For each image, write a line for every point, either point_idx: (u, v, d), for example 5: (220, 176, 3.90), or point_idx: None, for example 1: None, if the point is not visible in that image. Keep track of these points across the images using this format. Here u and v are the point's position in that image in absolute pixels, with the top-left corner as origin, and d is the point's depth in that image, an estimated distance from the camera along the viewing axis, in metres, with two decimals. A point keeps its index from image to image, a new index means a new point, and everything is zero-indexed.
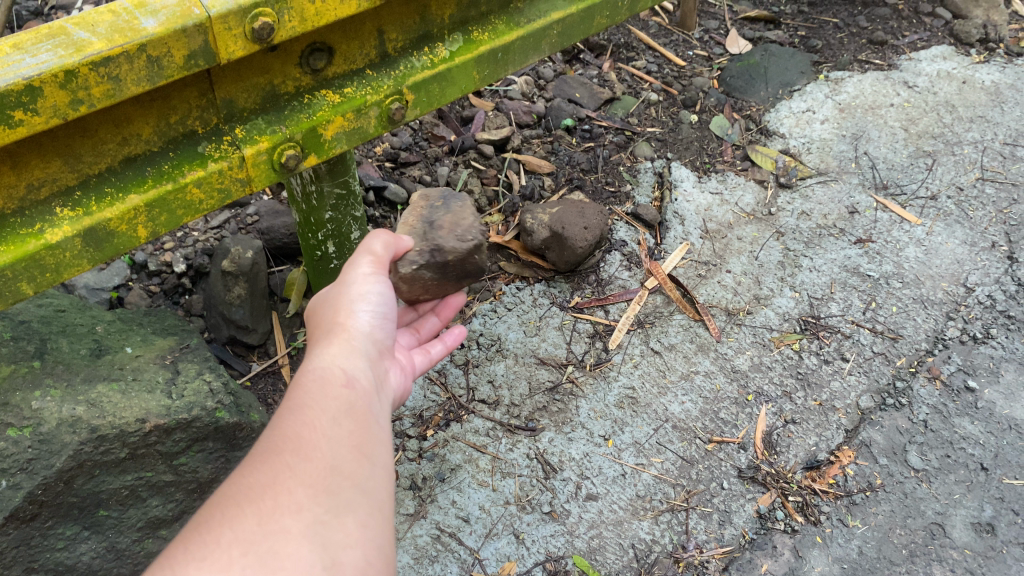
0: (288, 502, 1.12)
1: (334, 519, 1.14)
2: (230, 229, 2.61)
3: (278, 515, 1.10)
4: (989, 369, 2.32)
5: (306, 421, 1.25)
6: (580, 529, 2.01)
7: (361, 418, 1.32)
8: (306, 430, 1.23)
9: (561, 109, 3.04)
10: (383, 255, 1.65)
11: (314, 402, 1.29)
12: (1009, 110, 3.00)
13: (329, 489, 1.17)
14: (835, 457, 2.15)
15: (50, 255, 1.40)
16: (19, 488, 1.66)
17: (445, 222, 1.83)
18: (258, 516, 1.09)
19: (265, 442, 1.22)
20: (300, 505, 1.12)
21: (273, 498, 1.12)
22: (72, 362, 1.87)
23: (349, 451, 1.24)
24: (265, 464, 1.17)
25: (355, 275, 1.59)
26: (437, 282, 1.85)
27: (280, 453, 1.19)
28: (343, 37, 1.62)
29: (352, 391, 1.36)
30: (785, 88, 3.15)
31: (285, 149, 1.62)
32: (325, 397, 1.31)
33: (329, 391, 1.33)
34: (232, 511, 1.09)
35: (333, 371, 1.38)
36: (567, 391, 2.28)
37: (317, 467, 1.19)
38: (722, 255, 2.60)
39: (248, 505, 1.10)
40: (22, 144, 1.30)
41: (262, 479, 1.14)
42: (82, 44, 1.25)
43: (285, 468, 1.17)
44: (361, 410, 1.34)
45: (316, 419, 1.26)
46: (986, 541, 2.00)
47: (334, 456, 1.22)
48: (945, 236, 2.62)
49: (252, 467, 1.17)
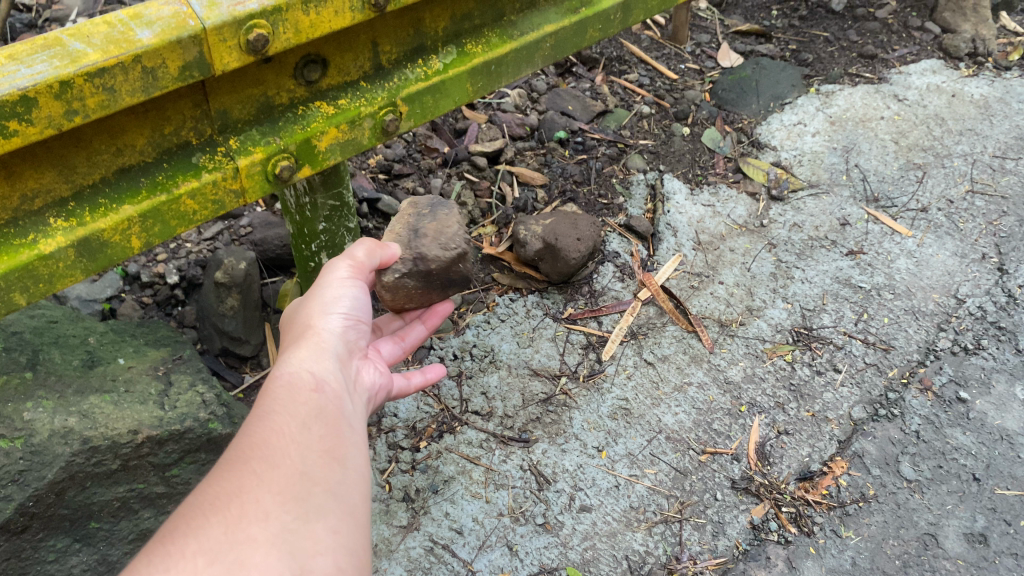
0: (255, 511, 1.12)
1: (303, 526, 1.14)
2: (223, 240, 2.62)
3: (245, 524, 1.10)
4: (980, 381, 2.33)
5: (273, 426, 1.25)
6: (574, 541, 2.01)
7: (333, 422, 1.33)
8: (273, 436, 1.23)
9: (554, 122, 3.06)
10: (362, 262, 1.66)
11: (281, 407, 1.30)
12: (998, 123, 3.03)
13: (298, 496, 1.17)
14: (827, 468, 2.15)
15: (43, 266, 1.41)
16: (10, 500, 1.65)
17: (431, 229, 1.82)
18: (224, 525, 1.09)
19: (231, 450, 1.22)
20: (267, 513, 1.12)
21: (239, 507, 1.12)
22: (64, 374, 1.86)
23: (319, 456, 1.24)
24: (231, 472, 1.17)
25: (331, 280, 1.61)
26: (421, 291, 1.83)
27: (247, 460, 1.19)
28: (337, 49, 1.63)
29: (322, 395, 1.37)
30: (776, 101, 3.18)
31: (279, 161, 1.63)
32: (294, 402, 1.32)
33: (297, 396, 1.34)
34: (198, 522, 1.09)
35: (302, 376, 1.38)
36: (561, 403, 2.28)
37: (285, 474, 1.19)
38: (714, 266, 2.62)
39: (213, 515, 1.10)
40: (17, 154, 1.31)
41: (229, 487, 1.14)
42: (76, 55, 1.26)
43: (252, 475, 1.17)
44: (332, 414, 1.34)
45: (283, 424, 1.27)
46: (979, 551, 2.01)
47: (303, 461, 1.22)
48: (935, 248, 2.64)
49: (219, 476, 1.17)
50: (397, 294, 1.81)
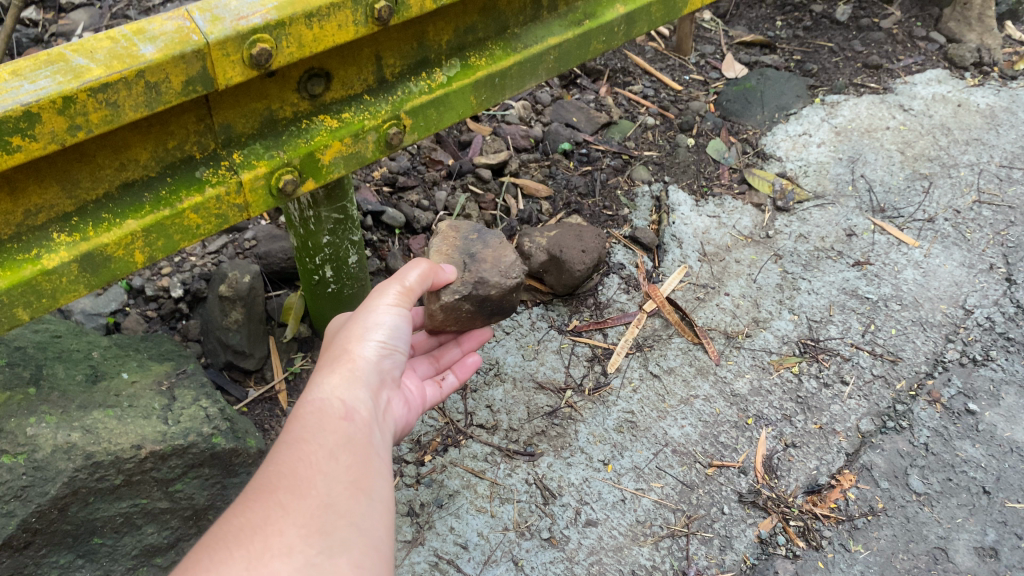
0: (279, 544, 1.19)
1: (327, 560, 1.20)
2: (228, 253, 2.61)
3: (268, 559, 1.17)
4: (989, 393, 2.31)
5: (302, 456, 1.33)
6: (580, 556, 1.99)
7: (360, 453, 1.41)
8: (301, 466, 1.31)
9: (558, 134, 3.07)
10: (412, 287, 1.69)
11: (311, 436, 1.38)
12: (1004, 133, 3.02)
13: (322, 529, 1.24)
14: (835, 480, 2.13)
15: (46, 280, 1.41)
16: (13, 516, 1.65)
17: (487, 256, 1.97)
18: (247, 561, 1.15)
19: (260, 479, 1.29)
20: (291, 548, 1.19)
21: (263, 540, 1.19)
22: (67, 389, 1.85)
23: (345, 487, 1.32)
24: (258, 504, 1.25)
25: (378, 304, 1.66)
26: (465, 315, 1.95)
27: (274, 491, 1.27)
28: (341, 63, 1.63)
29: (350, 425, 1.45)
30: (781, 112, 3.17)
31: (283, 174, 1.63)
32: (323, 431, 1.40)
33: (327, 424, 1.42)
34: (221, 556, 1.16)
35: (332, 403, 1.47)
36: (566, 416, 2.26)
37: (310, 506, 1.26)
38: (720, 278, 2.60)
39: (238, 548, 1.17)
40: (21, 169, 1.30)
41: (255, 520, 1.22)
42: (81, 70, 1.26)
43: (279, 508, 1.24)
44: (359, 444, 1.42)
45: (312, 454, 1.34)
46: (990, 565, 1.98)
47: (329, 494, 1.30)
48: (942, 258, 2.63)
49: (246, 506, 1.24)
50: (449, 315, 1.91)
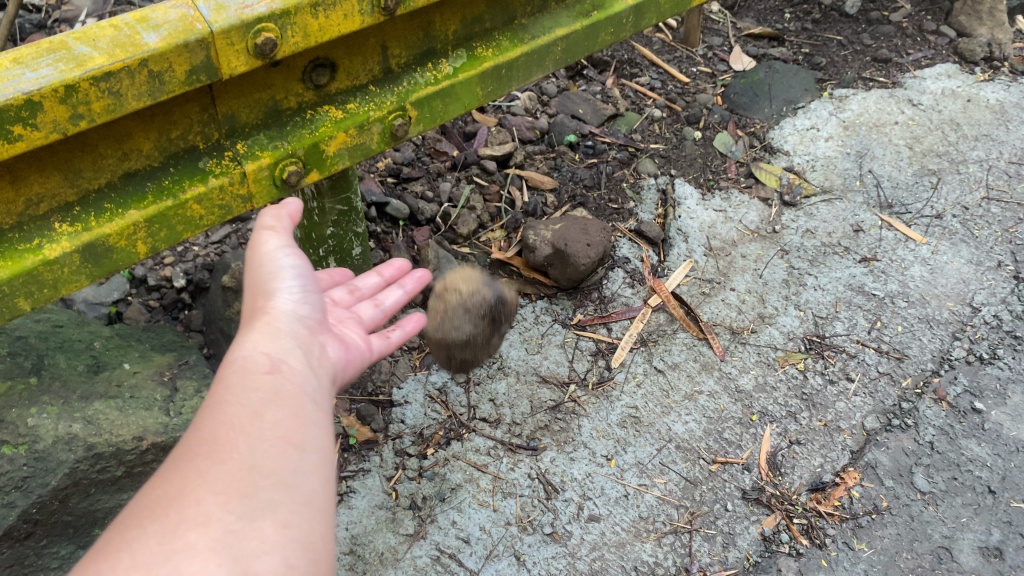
0: (195, 514, 0.98)
1: (249, 525, 0.98)
2: (231, 244, 2.60)
3: (183, 530, 0.95)
4: (996, 391, 2.30)
5: (221, 416, 1.11)
6: (582, 551, 1.98)
7: (291, 402, 1.18)
8: (220, 428, 1.09)
9: (564, 125, 3.02)
10: (275, 223, 1.50)
11: (233, 395, 1.15)
12: (1014, 129, 2.99)
13: (244, 491, 1.02)
14: (840, 478, 2.12)
15: (47, 271, 1.39)
16: (14, 507, 1.64)
17: None
18: (159, 534, 0.95)
19: (176, 449, 1.08)
20: (209, 516, 0.97)
21: (178, 512, 0.97)
22: (69, 379, 1.84)
23: (270, 444, 1.10)
24: (175, 473, 1.04)
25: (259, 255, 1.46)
26: None
27: (190, 459, 1.05)
28: (347, 53, 1.60)
29: (277, 376, 1.21)
30: (789, 106, 3.14)
31: (287, 165, 1.60)
32: (245, 387, 1.17)
33: (248, 380, 1.19)
34: (131, 535, 0.95)
35: (255, 358, 1.24)
36: (570, 411, 2.25)
37: (230, 470, 1.04)
38: (726, 273, 2.58)
39: (148, 522, 0.96)
40: (22, 159, 1.29)
41: (171, 490, 1.01)
42: (82, 58, 1.24)
43: (195, 474, 1.03)
44: (288, 394, 1.19)
45: (232, 413, 1.12)
46: (994, 565, 1.97)
47: (252, 453, 1.07)
48: (950, 255, 2.60)
49: (161, 478, 1.04)
50: None
